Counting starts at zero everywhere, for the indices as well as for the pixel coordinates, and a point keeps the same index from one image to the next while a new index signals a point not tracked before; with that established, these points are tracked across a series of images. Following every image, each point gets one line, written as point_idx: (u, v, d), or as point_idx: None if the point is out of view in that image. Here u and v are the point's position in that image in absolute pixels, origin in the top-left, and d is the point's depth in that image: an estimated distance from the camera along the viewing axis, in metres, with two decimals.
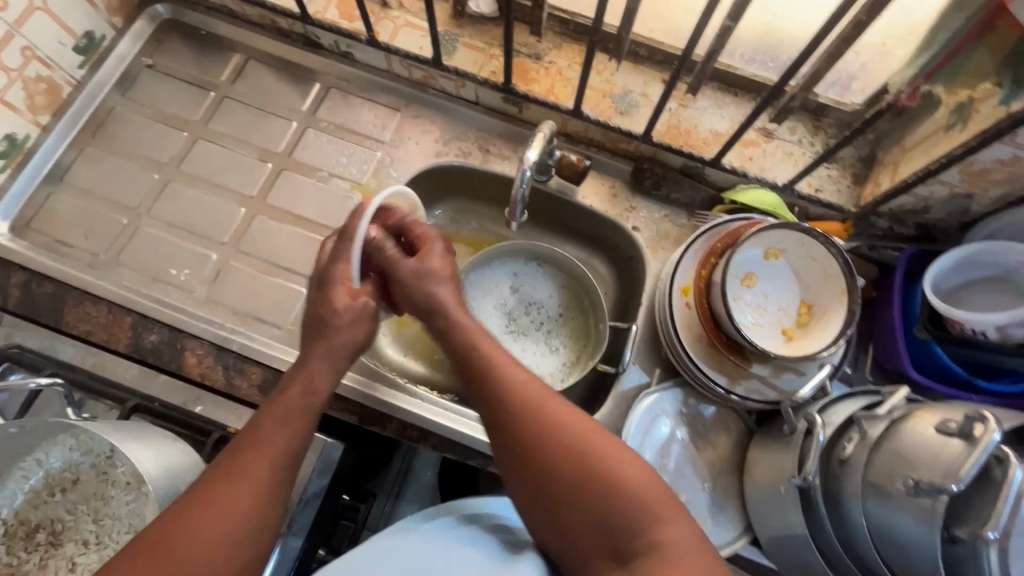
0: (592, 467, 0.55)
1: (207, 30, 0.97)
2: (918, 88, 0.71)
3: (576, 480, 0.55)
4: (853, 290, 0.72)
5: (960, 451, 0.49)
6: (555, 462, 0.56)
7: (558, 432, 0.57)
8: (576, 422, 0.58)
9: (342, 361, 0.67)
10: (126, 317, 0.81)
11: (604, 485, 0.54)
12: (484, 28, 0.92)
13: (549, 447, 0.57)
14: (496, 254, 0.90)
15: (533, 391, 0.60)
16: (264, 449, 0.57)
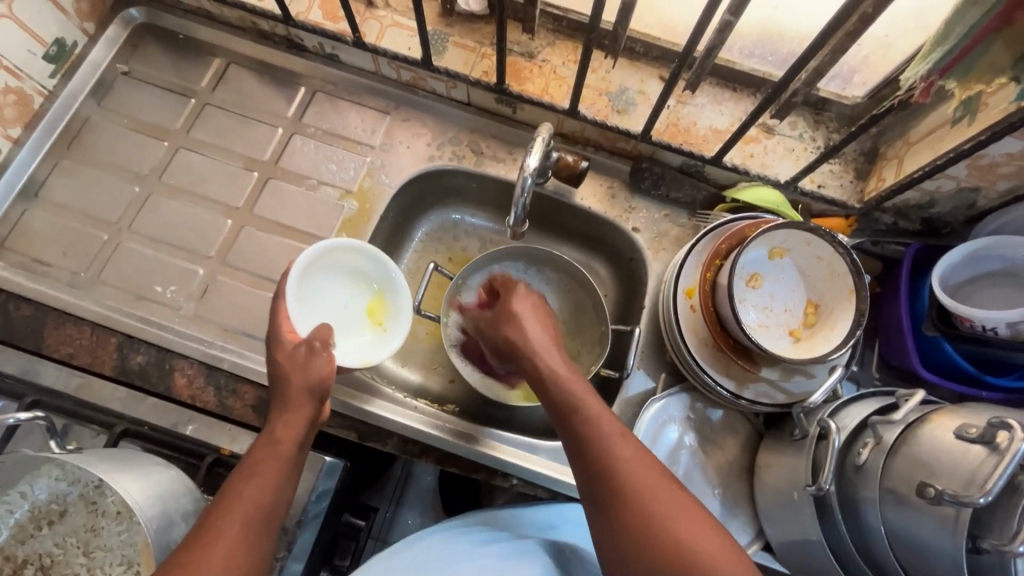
0: (670, 529, 0.51)
1: (185, 34, 0.93)
2: (932, 84, 0.63)
3: (652, 542, 0.51)
4: (861, 289, 0.70)
5: (983, 459, 0.48)
6: (633, 517, 0.53)
7: (631, 482, 0.54)
8: (650, 475, 0.55)
9: (303, 410, 0.64)
10: (111, 338, 0.77)
11: (679, 552, 0.50)
12: (473, 26, 0.88)
13: (622, 502, 0.54)
14: (486, 262, 0.87)
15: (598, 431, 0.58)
16: (236, 512, 0.55)
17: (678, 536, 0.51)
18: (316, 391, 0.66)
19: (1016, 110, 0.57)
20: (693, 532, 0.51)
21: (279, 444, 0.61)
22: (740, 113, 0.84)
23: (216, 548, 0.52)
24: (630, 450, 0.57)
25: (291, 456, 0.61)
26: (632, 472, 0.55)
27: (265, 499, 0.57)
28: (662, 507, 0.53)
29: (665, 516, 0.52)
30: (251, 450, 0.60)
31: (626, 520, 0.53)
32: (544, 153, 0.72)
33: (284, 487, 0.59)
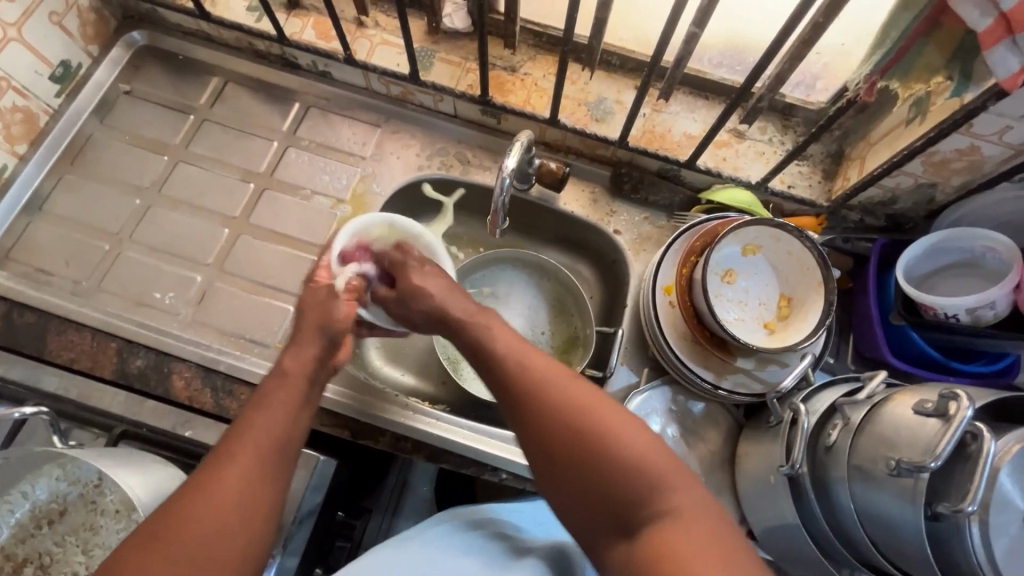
0: (582, 419, 0.53)
1: (185, 55, 0.98)
2: (875, 85, 0.71)
3: (568, 435, 0.53)
4: (829, 281, 0.74)
5: (937, 429, 0.51)
6: (544, 414, 0.55)
7: (538, 384, 0.57)
8: (561, 376, 0.57)
9: (311, 348, 0.63)
10: (111, 343, 0.80)
11: (595, 441, 0.52)
12: (459, 43, 0.93)
13: (535, 402, 0.56)
14: (501, 256, 0.92)
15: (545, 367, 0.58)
16: (248, 442, 0.54)
17: (595, 427, 0.53)
18: (328, 326, 0.64)
19: (959, 109, 0.61)
20: (606, 422, 0.53)
21: (292, 378, 0.60)
22: (714, 118, 0.88)
23: (226, 475, 0.52)
24: (538, 358, 0.59)
25: (304, 390, 0.61)
26: (542, 374, 0.57)
27: (279, 427, 0.56)
28: (577, 403, 0.54)
29: (577, 409, 0.54)
30: (267, 384, 0.60)
31: (538, 418, 0.55)
32: (524, 157, 0.76)
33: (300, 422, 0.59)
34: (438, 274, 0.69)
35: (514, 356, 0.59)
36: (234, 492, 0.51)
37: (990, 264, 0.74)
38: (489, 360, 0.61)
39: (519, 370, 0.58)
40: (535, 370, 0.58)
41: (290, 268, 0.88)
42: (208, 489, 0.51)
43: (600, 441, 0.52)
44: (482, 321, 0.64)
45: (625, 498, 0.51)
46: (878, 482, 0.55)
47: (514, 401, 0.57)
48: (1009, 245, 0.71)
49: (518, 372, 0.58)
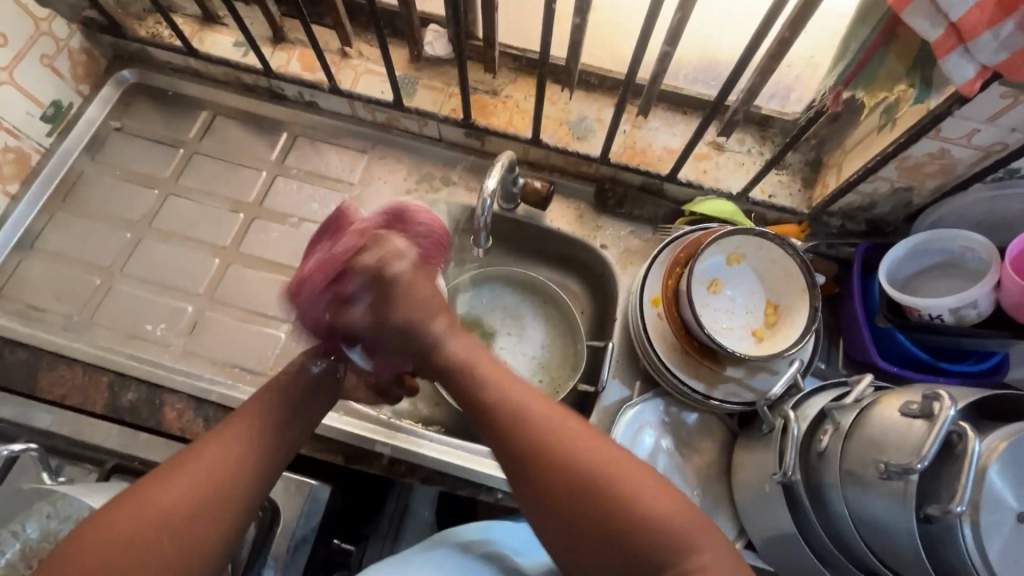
0: (592, 475, 0.54)
1: (174, 91, 1.00)
2: (841, 95, 0.73)
3: (575, 491, 0.54)
4: (813, 287, 0.75)
5: (923, 430, 0.51)
6: (552, 462, 0.56)
7: (545, 436, 0.58)
8: (568, 432, 0.58)
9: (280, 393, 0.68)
10: (102, 377, 0.80)
11: (608, 498, 0.53)
12: (441, 69, 0.95)
13: (552, 462, 0.56)
14: (562, 307, 0.93)
15: (553, 428, 0.59)
16: (215, 443, 0.60)
17: (609, 480, 0.54)
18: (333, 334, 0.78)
19: (926, 114, 0.62)
20: (619, 476, 0.54)
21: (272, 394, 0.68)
22: (692, 132, 0.90)
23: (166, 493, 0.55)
24: (547, 417, 0.60)
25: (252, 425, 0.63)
26: (546, 425, 0.59)
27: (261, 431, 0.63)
28: (608, 476, 0.54)
29: (585, 464, 0.55)
30: (245, 404, 0.66)
31: (557, 482, 0.55)
32: (506, 177, 0.78)
33: (282, 434, 0.66)
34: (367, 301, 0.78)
35: (519, 420, 0.60)
36: (208, 481, 0.57)
37: (971, 264, 0.75)
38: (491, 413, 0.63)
39: (524, 432, 0.59)
40: (542, 421, 0.59)
41: (280, 295, 0.88)
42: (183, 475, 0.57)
43: (610, 498, 0.53)
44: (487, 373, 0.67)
45: (643, 555, 0.50)
46: (870, 483, 0.55)
47: (518, 454, 0.59)
48: (987, 244, 0.72)
49: (524, 423, 0.60)
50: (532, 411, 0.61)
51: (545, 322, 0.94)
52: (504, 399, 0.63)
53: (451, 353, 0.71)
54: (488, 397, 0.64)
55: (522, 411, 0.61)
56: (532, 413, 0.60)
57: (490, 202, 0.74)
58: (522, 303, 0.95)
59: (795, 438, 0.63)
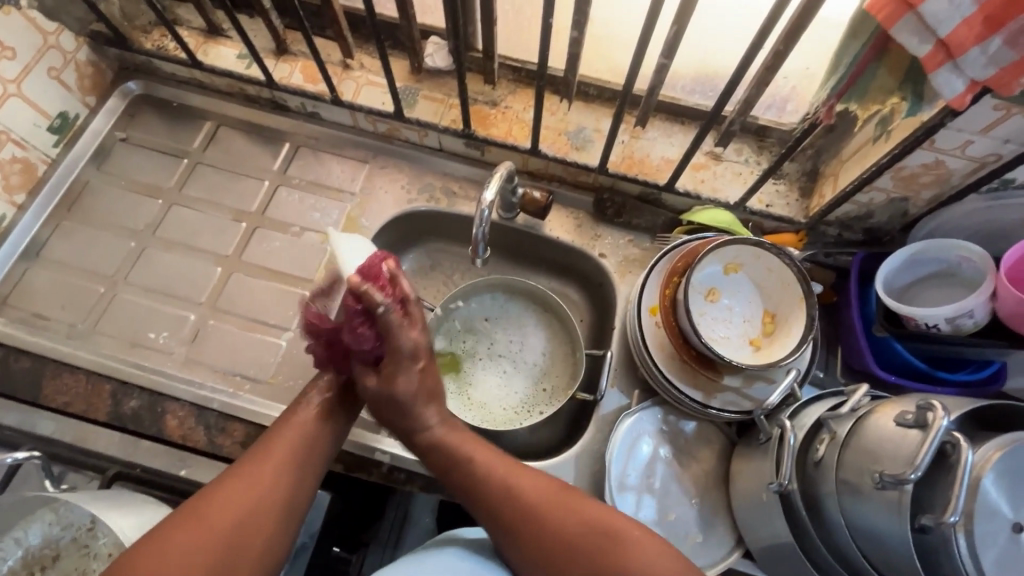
0: (591, 553, 0.58)
1: (179, 102, 1.01)
2: (834, 107, 0.72)
3: (577, 565, 0.59)
4: (810, 296, 0.76)
5: (917, 440, 0.51)
6: (549, 551, 0.60)
7: (545, 524, 0.61)
8: (555, 498, 0.63)
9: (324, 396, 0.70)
10: (105, 385, 0.81)
11: (608, 564, 0.57)
12: (441, 80, 0.96)
13: (544, 532, 0.61)
14: (559, 313, 0.93)
15: (541, 492, 0.64)
16: (273, 454, 0.62)
17: (611, 542, 0.59)
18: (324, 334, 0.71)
19: (920, 126, 0.63)
20: (615, 539, 0.59)
21: (308, 423, 0.67)
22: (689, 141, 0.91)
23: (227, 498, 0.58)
24: (538, 489, 0.64)
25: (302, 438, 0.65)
26: (539, 502, 0.63)
27: (298, 460, 0.63)
28: (597, 537, 0.59)
29: (583, 543, 0.59)
30: (288, 414, 0.67)
31: (549, 552, 0.60)
32: (505, 187, 0.78)
33: (316, 454, 0.65)
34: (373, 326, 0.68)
35: (507, 495, 0.64)
36: (244, 522, 0.57)
37: (967, 273, 0.76)
38: (487, 501, 0.64)
39: (510, 500, 0.63)
40: (542, 507, 0.62)
41: (281, 304, 0.89)
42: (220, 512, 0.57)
43: (610, 561, 0.58)
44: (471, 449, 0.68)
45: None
46: (864, 491, 0.55)
47: (509, 531, 0.62)
48: (982, 254, 0.72)
49: (519, 512, 0.62)
50: (516, 478, 0.65)
51: (542, 329, 0.94)
52: (502, 486, 0.64)
53: (430, 432, 0.70)
54: (480, 488, 0.65)
55: (519, 497, 0.63)
56: (529, 501, 0.63)
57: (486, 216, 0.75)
58: (517, 308, 0.95)
59: (791, 445, 0.64)
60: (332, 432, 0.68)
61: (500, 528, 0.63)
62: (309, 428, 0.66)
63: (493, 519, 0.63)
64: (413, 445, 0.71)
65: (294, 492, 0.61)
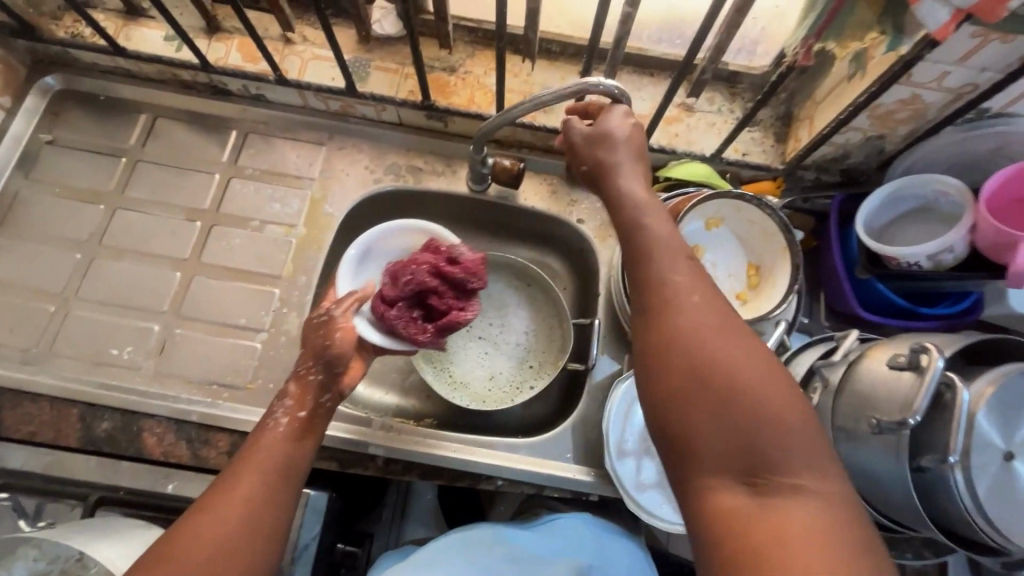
0: (726, 362, 0.45)
1: (107, 94, 0.92)
2: (812, 48, 0.70)
3: (704, 375, 0.45)
4: (794, 246, 0.75)
5: (913, 383, 0.51)
6: (692, 369, 0.45)
7: (684, 347, 0.46)
8: (716, 324, 0.47)
9: (313, 374, 0.66)
10: (72, 409, 0.77)
11: (713, 373, 0.44)
12: (393, 48, 0.90)
13: (678, 320, 0.48)
14: (541, 285, 0.90)
15: (688, 290, 0.50)
16: (252, 468, 0.57)
17: (733, 369, 0.44)
18: (322, 357, 0.66)
19: (896, 61, 0.61)
20: (757, 383, 0.44)
21: (279, 439, 0.61)
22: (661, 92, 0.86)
23: (211, 516, 0.53)
24: (690, 290, 0.50)
25: (287, 445, 0.60)
26: (681, 296, 0.49)
27: (275, 469, 0.58)
28: (740, 371, 0.44)
29: (703, 349, 0.45)
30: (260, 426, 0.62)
31: (681, 349, 0.46)
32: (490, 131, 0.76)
33: (289, 480, 0.58)
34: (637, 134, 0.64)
35: (648, 270, 0.52)
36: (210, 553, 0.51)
37: (943, 207, 0.75)
38: (642, 276, 0.52)
39: (653, 276, 0.51)
40: (681, 290, 0.49)
41: (249, 304, 0.84)
42: (183, 540, 0.51)
43: (737, 386, 0.44)
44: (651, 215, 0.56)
45: (749, 441, 0.42)
46: (863, 437, 0.55)
47: (653, 331, 0.49)
48: (959, 187, 0.72)
49: (684, 331, 0.47)
50: (673, 265, 0.52)
51: (524, 302, 0.92)
52: (651, 275, 0.51)
53: (626, 188, 0.60)
54: (640, 263, 0.53)
55: (682, 321, 0.47)
56: (677, 309, 0.48)
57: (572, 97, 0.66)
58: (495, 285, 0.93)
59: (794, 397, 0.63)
60: (305, 457, 0.61)
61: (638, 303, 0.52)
62: (280, 450, 0.60)
63: (640, 292, 0.51)
64: (608, 207, 0.61)
65: (273, 500, 0.56)
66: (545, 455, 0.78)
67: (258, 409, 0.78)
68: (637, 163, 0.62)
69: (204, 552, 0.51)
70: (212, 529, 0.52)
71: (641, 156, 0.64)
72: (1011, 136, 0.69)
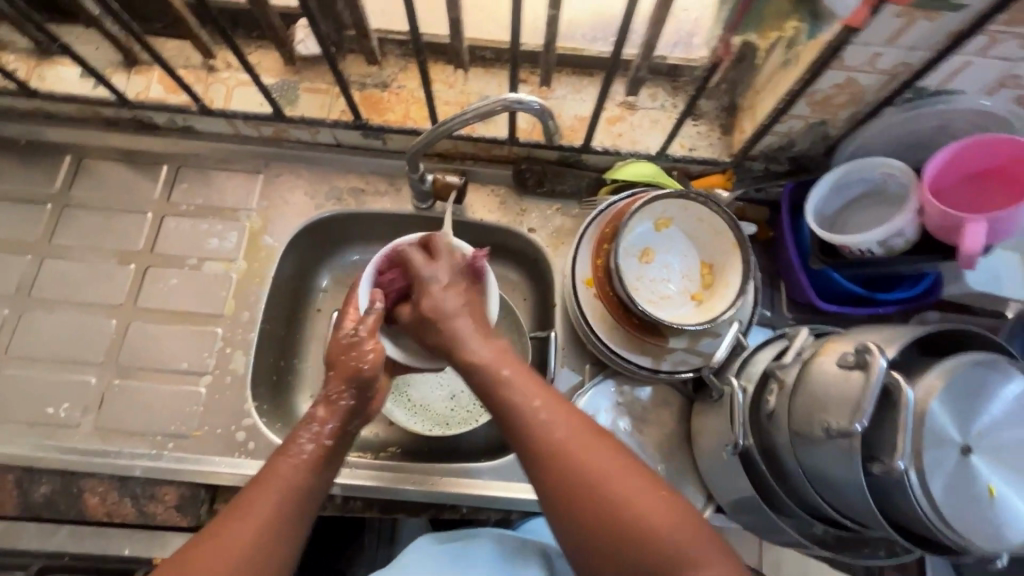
0: (620, 508, 0.51)
1: (28, 139, 0.88)
2: (730, 43, 0.68)
3: (600, 519, 0.51)
4: (743, 242, 0.73)
5: (861, 383, 0.49)
6: (561, 480, 0.53)
7: (555, 442, 0.54)
8: (579, 428, 0.56)
9: (343, 399, 0.62)
10: (7, 475, 0.73)
11: (615, 510, 0.51)
12: (322, 67, 0.86)
13: (584, 505, 0.52)
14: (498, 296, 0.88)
15: (563, 428, 0.55)
16: (274, 493, 0.55)
17: (625, 516, 0.51)
18: (355, 382, 0.62)
19: (824, 46, 0.59)
20: (632, 496, 0.51)
21: (296, 467, 0.57)
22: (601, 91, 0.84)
23: (240, 532, 0.52)
24: (580, 445, 0.54)
25: (311, 473, 0.57)
26: (574, 455, 0.54)
27: (295, 506, 0.55)
28: (614, 489, 0.52)
29: (597, 486, 0.52)
30: (280, 447, 0.59)
31: (570, 498, 0.52)
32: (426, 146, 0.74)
33: (308, 511, 0.56)
34: (459, 289, 0.68)
35: (541, 435, 0.55)
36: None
37: (892, 189, 0.73)
38: (509, 422, 0.57)
39: (535, 431, 0.56)
40: (556, 431, 0.55)
41: (191, 346, 0.81)
42: (203, 553, 0.50)
43: (631, 524, 0.50)
44: (494, 372, 0.60)
45: None
46: (815, 438, 0.53)
47: (535, 461, 0.55)
48: (904, 168, 0.70)
49: (536, 427, 0.56)
50: (542, 406, 0.57)
51: None
52: (533, 429, 0.56)
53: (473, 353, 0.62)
54: (522, 436, 0.56)
55: (535, 416, 0.56)
56: (536, 419, 0.56)
57: (503, 111, 0.66)
58: None
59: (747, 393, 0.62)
60: (319, 488, 0.58)
61: (529, 476, 0.56)
62: (298, 482, 0.56)
63: (526, 460, 0.56)
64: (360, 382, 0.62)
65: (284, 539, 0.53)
66: (509, 479, 0.76)
67: (205, 457, 0.75)
68: (468, 318, 0.65)
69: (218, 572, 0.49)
70: (220, 555, 0.50)
71: (472, 307, 0.67)
72: (952, 114, 0.67)
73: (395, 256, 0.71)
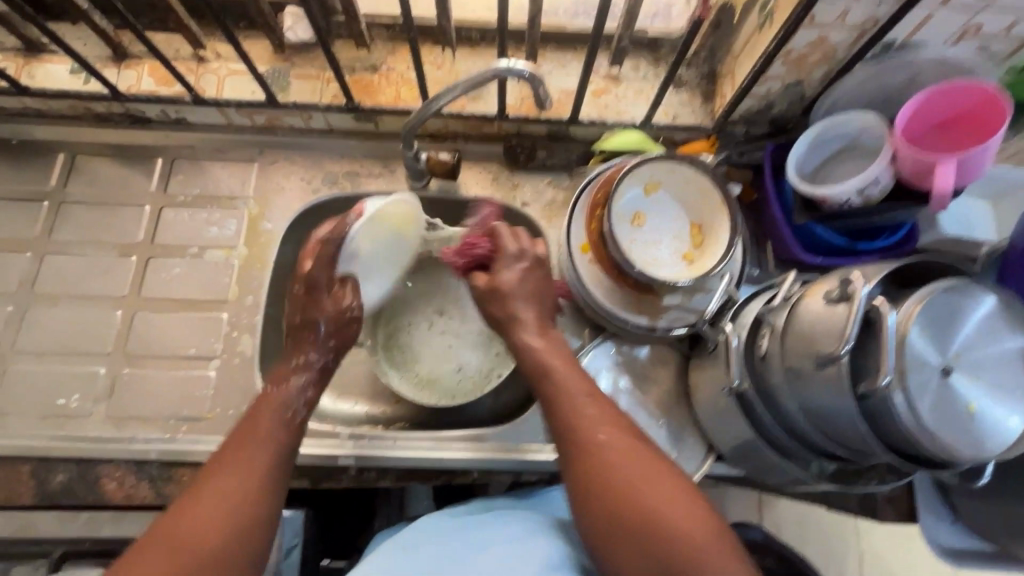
0: (639, 504, 0.53)
1: (20, 139, 0.88)
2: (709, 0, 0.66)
3: (620, 510, 0.53)
4: (730, 199, 0.76)
5: (847, 313, 0.53)
6: (590, 471, 0.56)
7: (585, 434, 0.58)
8: (614, 424, 0.58)
9: (321, 363, 0.69)
10: (23, 466, 0.74)
11: (632, 502, 0.53)
12: (309, 54, 0.88)
13: (606, 495, 0.54)
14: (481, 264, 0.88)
15: (594, 425, 0.58)
16: (244, 435, 0.58)
17: (644, 512, 0.52)
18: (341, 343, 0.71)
19: (797, 5, 0.62)
20: (655, 494, 0.53)
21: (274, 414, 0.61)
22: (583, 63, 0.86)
23: (219, 475, 0.54)
24: (611, 437, 0.57)
25: (290, 426, 0.61)
26: (606, 447, 0.56)
27: (268, 445, 0.58)
28: (637, 485, 0.54)
29: (621, 480, 0.54)
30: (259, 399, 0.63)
31: (598, 488, 0.55)
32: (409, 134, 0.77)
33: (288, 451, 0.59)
34: (536, 270, 0.69)
35: (577, 422, 0.58)
36: (208, 520, 0.52)
37: (866, 142, 0.77)
38: (553, 408, 0.60)
39: (572, 421, 0.59)
40: (591, 425, 0.58)
41: (198, 332, 0.82)
42: (191, 501, 0.53)
43: (648, 520, 0.52)
44: (549, 361, 0.63)
45: None
46: (815, 376, 0.55)
47: (569, 449, 0.58)
48: (878, 120, 0.74)
49: (571, 417, 0.59)
50: (585, 401, 0.60)
51: None
52: (572, 417, 0.59)
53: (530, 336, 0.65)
54: (561, 420, 0.59)
55: (574, 405, 0.59)
56: (574, 410, 0.59)
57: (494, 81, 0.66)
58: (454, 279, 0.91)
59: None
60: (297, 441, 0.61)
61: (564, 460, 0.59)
62: (280, 431, 0.60)
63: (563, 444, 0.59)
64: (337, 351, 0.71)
65: (262, 478, 0.56)
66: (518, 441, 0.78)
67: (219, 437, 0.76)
68: (537, 298, 0.67)
69: (208, 515, 0.52)
70: (204, 500, 0.53)
71: (544, 286, 0.69)
72: (918, 65, 0.72)
73: (467, 245, 0.71)
